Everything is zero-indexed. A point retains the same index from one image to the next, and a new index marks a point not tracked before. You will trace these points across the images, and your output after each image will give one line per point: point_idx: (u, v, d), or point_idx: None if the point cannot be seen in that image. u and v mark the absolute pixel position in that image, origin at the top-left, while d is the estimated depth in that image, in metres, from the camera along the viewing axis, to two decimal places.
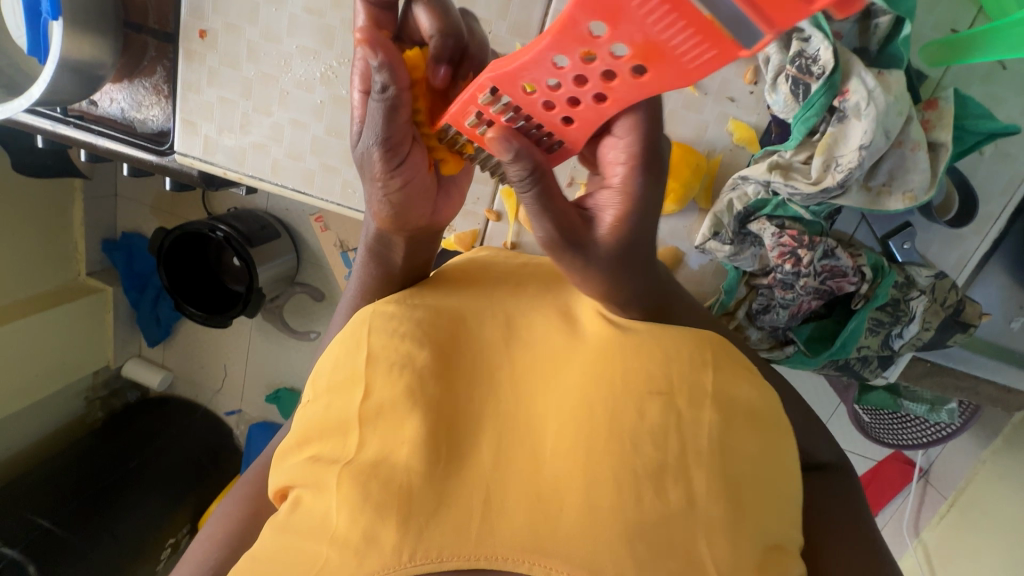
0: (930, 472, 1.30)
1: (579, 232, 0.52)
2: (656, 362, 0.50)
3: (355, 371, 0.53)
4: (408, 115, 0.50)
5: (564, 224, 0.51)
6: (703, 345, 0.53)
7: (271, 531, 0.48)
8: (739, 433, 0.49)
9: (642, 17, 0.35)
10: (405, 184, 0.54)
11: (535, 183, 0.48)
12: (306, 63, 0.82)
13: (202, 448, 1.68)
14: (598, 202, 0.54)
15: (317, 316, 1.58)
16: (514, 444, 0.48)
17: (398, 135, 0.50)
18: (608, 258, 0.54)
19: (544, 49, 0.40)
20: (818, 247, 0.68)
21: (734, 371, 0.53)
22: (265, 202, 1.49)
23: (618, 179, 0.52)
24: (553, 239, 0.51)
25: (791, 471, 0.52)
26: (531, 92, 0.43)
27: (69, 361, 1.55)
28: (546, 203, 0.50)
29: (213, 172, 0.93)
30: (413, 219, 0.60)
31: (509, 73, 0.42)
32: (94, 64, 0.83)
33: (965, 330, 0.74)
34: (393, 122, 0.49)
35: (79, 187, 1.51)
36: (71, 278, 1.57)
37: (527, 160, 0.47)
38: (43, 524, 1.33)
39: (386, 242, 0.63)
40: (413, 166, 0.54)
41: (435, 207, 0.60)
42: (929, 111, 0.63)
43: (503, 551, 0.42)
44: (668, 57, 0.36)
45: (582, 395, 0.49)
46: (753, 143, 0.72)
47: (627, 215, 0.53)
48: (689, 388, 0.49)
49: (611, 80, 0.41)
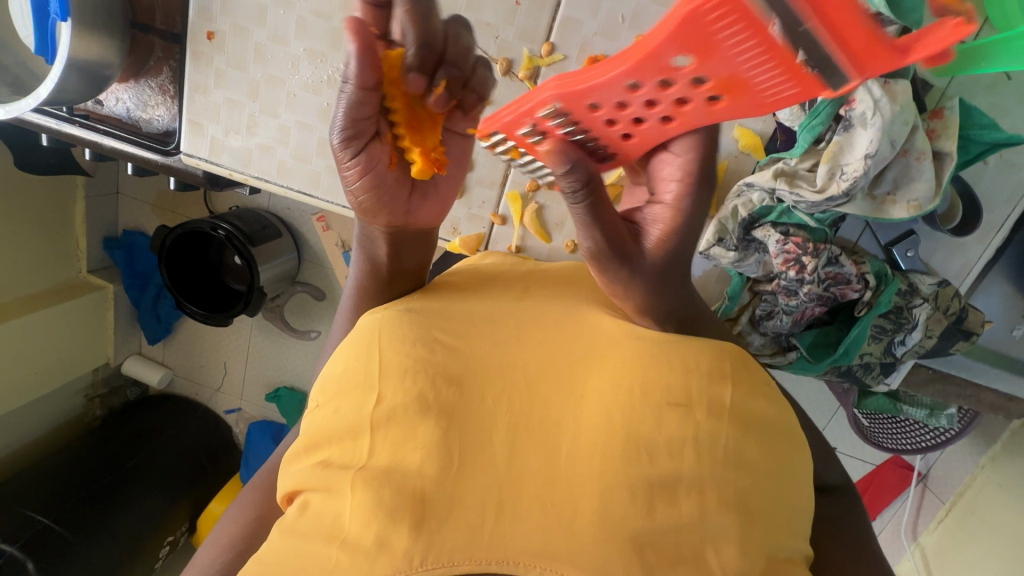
0: (928, 477, 1.30)
1: (627, 246, 0.53)
2: (678, 373, 0.50)
3: (369, 377, 0.53)
4: (370, 109, 0.54)
5: (612, 236, 0.52)
6: (724, 358, 0.53)
7: (277, 535, 0.49)
8: (754, 447, 0.49)
9: (729, 58, 0.35)
10: (369, 173, 0.57)
11: (586, 195, 0.49)
12: (314, 65, 0.82)
13: (201, 446, 1.68)
14: (652, 216, 0.56)
15: (318, 316, 1.58)
16: (531, 444, 0.47)
17: (361, 123, 0.55)
18: (652, 271, 0.56)
19: (619, 75, 0.40)
20: (822, 254, 0.68)
21: (754, 387, 0.53)
22: (268, 201, 1.49)
23: (670, 195, 0.54)
24: (600, 250, 0.52)
25: (803, 490, 0.52)
26: (596, 110, 0.44)
27: (70, 359, 1.55)
28: (596, 216, 0.50)
29: (219, 173, 0.93)
30: (381, 216, 0.62)
31: (576, 92, 0.42)
32: (102, 64, 0.84)
33: (967, 338, 0.75)
34: (355, 115, 0.54)
35: (82, 184, 1.51)
36: (73, 275, 1.57)
37: (582, 173, 0.48)
38: (42, 520, 1.31)
39: (367, 236, 0.65)
40: (374, 156, 0.57)
41: (407, 208, 0.63)
42: (935, 120, 0.64)
43: (517, 555, 0.42)
44: (747, 90, 0.37)
45: (603, 399, 0.49)
46: (759, 150, 0.72)
47: (671, 234, 0.55)
48: (707, 400, 0.49)
49: (682, 105, 0.41)
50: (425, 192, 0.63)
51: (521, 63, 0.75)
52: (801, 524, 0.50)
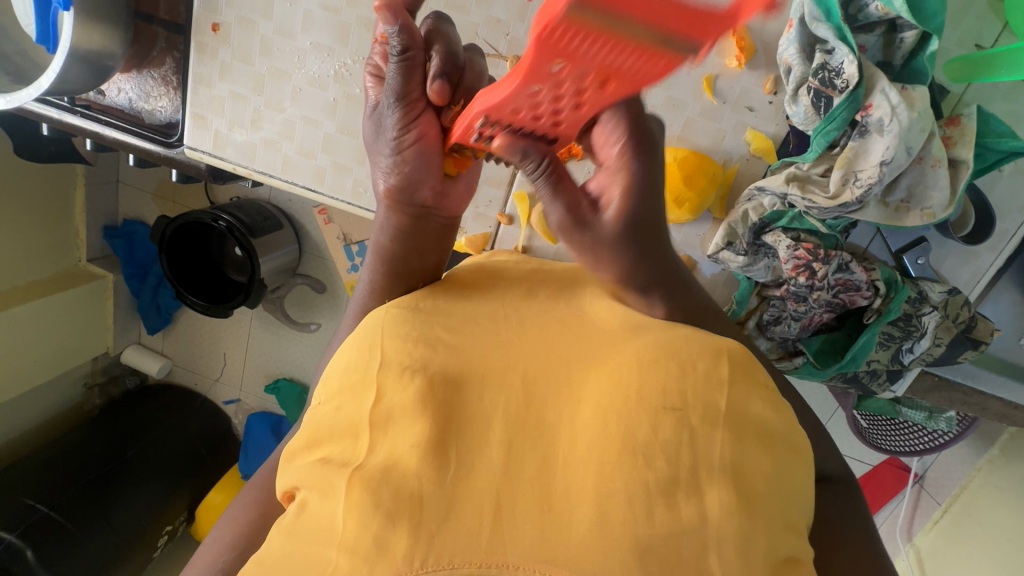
0: (925, 478, 1.31)
1: (586, 211, 0.54)
2: (673, 376, 0.49)
3: (368, 375, 0.53)
4: (424, 78, 0.55)
5: (572, 203, 0.53)
6: (720, 359, 0.52)
7: (277, 536, 0.48)
8: (752, 453, 0.48)
9: (594, 53, 0.34)
10: (417, 144, 0.56)
11: (545, 171, 0.50)
12: (320, 60, 0.81)
13: (199, 437, 1.67)
14: (601, 186, 0.55)
15: (318, 308, 1.57)
16: (531, 447, 0.46)
17: (416, 93, 0.55)
18: (615, 239, 0.55)
19: (517, 88, 0.40)
20: (832, 261, 0.67)
21: (751, 386, 0.53)
22: (269, 193, 1.48)
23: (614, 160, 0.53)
24: (563, 220, 0.54)
25: (801, 489, 0.51)
26: (520, 113, 0.44)
27: (69, 348, 1.55)
28: (556, 186, 0.52)
29: (222, 167, 0.92)
30: (420, 192, 0.61)
31: (493, 107, 0.43)
32: (103, 54, 0.82)
33: (976, 347, 0.74)
34: (411, 82, 0.54)
35: (82, 173, 1.50)
36: (73, 264, 1.56)
37: (537, 152, 0.49)
38: (41, 508, 1.31)
39: (395, 228, 0.64)
40: (426, 127, 0.56)
41: (443, 184, 0.62)
42: (951, 127, 0.63)
43: (517, 561, 0.41)
44: (623, 74, 0.36)
45: (598, 403, 0.49)
46: (771, 153, 0.71)
47: (630, 196, 0.54)
48: (702, 402, 0.49)
49: (581, 95, 0.40)
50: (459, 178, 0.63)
51: None
52: (801, 522, 0.50)
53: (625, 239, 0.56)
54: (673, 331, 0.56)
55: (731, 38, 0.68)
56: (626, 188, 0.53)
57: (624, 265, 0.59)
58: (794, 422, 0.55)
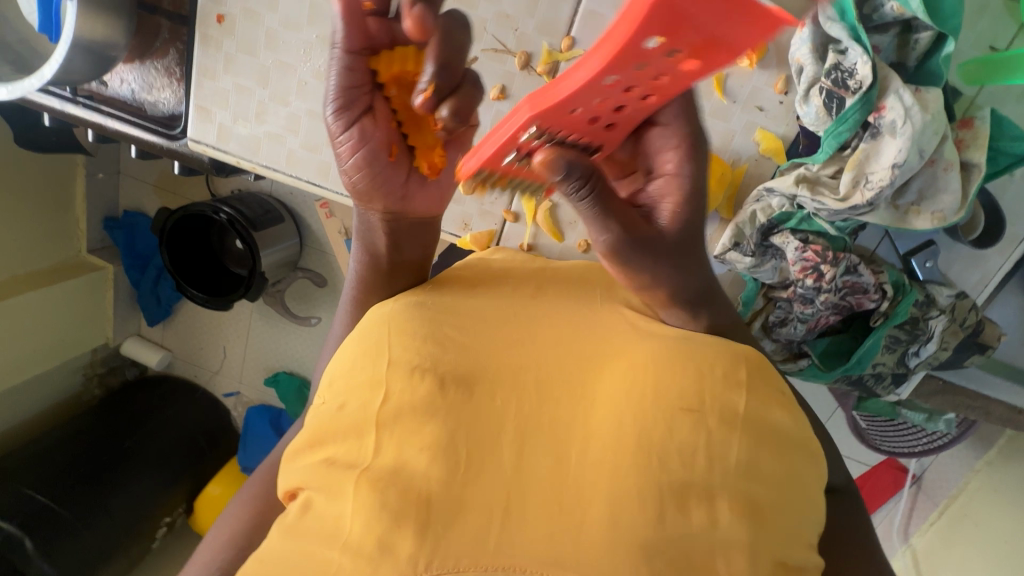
0: (922, 479, 1.28)
1: (639, 228, 0.54)
2: (690, 378, 0.49)
3: (374, 375, 0.52)
4: (354, 81, 0.53)
5: (625, 224, 0.52)
6: (739, 362, 0.51)
7: (278, 534, 0.47)
8: (765, 457, 0.47)
9: (701, 22, 0.34)
10: (361, 146, 0.56)
11: (590, 190, 0.48)
12: (326, 53, 0.80)
13: (200, 428, 1.68)
14: (655, 194, 0.57)
15: (319, 302, 1.56)
16: (543, 444, 0.47)
17: (348, 96, 0.54)
18: (671, 250, 0.57)
19: (593, 80, 0.38)
20: (841, 262, 0.67)
21: (771, 395, 0.52)
22: (271, 185, 1.47)
23: (671, 166, 0.56)
24: (615, 243, 0.52)
25: (812, 502, 0.50)
26: (578, 113, 0.43)
27: (69, 339, 1.54)
28: (605, 204, 0.50)
29: (226, 160, 0.91)
30: (378, 196, 0.60)
31: (555, 106, 0.41)
32: (106, 45, 0.81)
33: (982, 351, 0.74)
34: (342, 88, 0.53)
35: (83, 163, 1.49)
36: (73, 254, 1.55)
37: (579, 175, 0.47)
38: (41, 499, 1.31)
39: (366, 224, 0.65)
40: (369, 132, 0.55)
41: (404, 191, 0.61)
42: (964, 130, 0.62)
43: (525, 562, 0.40)
44: (709, 58, 0.37)
45: (615, 406, 0.48)
46: (780, 154, 0.70)
47: (681, 205, 0.57)
48: (720, 405, 0.48)
49: (658, 80, 0.41)
50: (421, 178, 0.61)
51: (540, 57, 0.73)
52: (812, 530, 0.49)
53: (677, 247, 0.57)
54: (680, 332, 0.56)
55: None
56: (679, 204, 0.56)
57: (676, 281, 0.58)
58: (810, 425, 0.54)
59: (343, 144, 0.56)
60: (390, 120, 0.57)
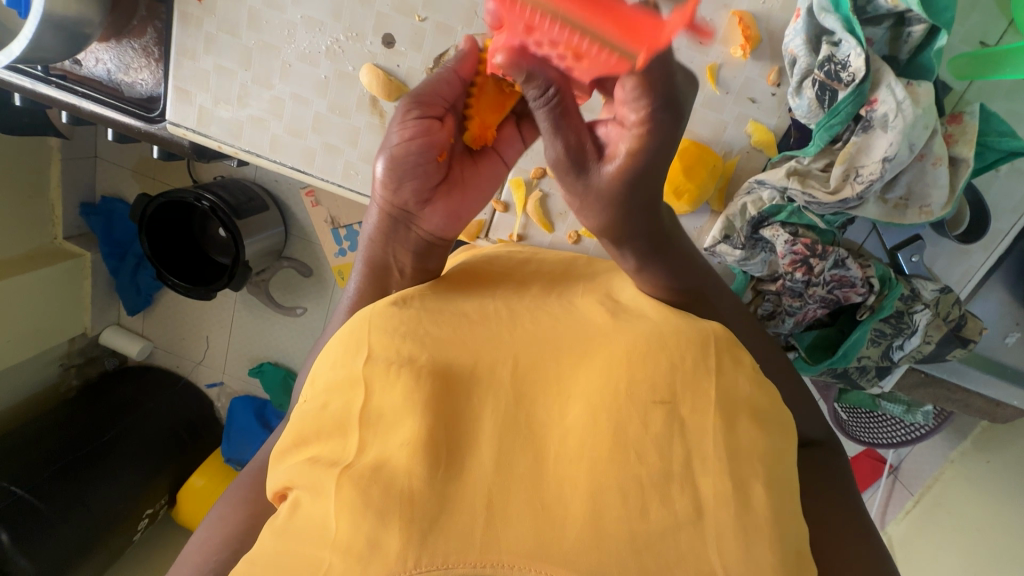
0: (899, 470, 1.33)
1: (588, 158, 0.49)
2: (658, 368, 0.48)
3: (354, 372, 0.51)
4: (451, 91, 0.58)
5: (575, 147, 0.49)
6: (708, 346, 0.50)
7: (268, 537, 0.46)
8: (745, 438, 0.47)
9: (559, 23, 0.43)
10: (415, 140, 0.57)
11: (550, 103, 0.47)
12: (311, 34, 0.78)
13: (181, 421, 1.65)
14: (609, 137, 0.49)
15: (304, 292, 1.54)
16: (518, 447, 0.46)
17: (436, 99, 0.58)
18: (610, 194, 0.50)
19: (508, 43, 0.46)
20: (829, 257, 0.67)
21: (741, 365, 0.51)
22: (254, 172, 1.44)
23: (634, 118, 0.46)
24: (560, 158, 0.49)
25: (787, 479, 0.48)
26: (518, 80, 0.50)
27: (45, 328, 1.50)
28: (557, 123, 0.48)
29: (207, 145, 0.89)
30: (405, 195, 0.60)
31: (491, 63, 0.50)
32: (80, 21, 0.78)
33: (964, 346, 0.75)
34: (436, 89, 0.58)
35: (58, 147, 1.44)
36: (48, 241, 1.50)
37: (544, 79, 0.46)
38: (16, 491, 1.27)
39: (389, 230, 0.63)
40: (432, 132, 0.57)
41: (430, 199, 0.61)
42: (953, 125, 0.63)
43: (512, 558, 0.40)
44: (591, 52, 0.44)
45: (585, 399, 0.48)
46: (771, 147, 0.70)
47: (641, 153, 0.47)
48: (692, 395, 0.48)
49: (568, 60, 0.46)
50: (450, 188, 0.61)
51: None
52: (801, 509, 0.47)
53: (619, 200, 0.51)
54: (661, 317, 0.55)
55: (737, 26, 0.66)
56: (634, 148, 0.47)
57: (608, 220, 0.53)
58: (783, 404, 0.53)
59: (398, 132, 0.57)
60: (451, 132, 0.59)
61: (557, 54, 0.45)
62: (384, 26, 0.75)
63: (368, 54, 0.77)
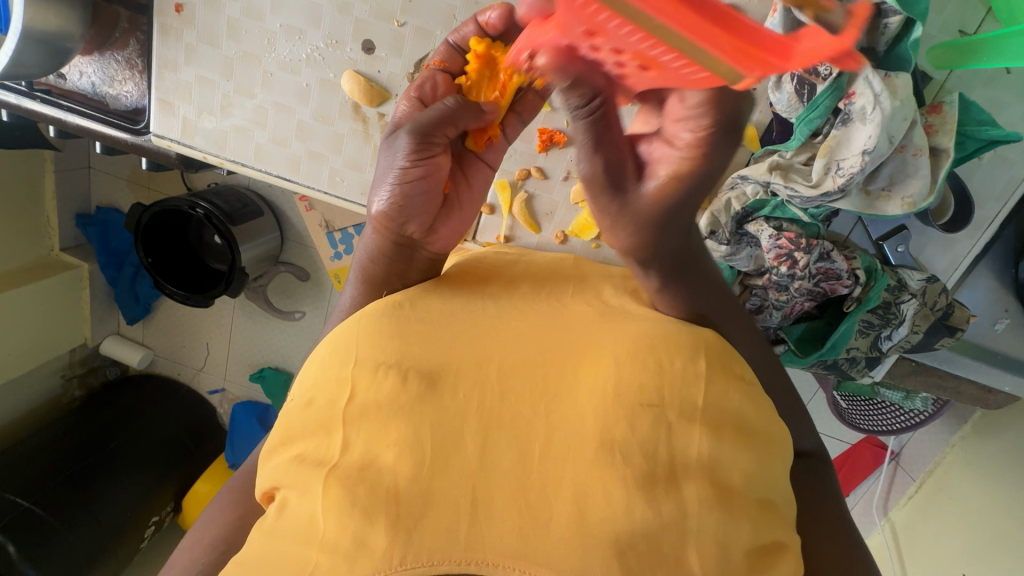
0: (901, 455, 1.34)
1: (627, 177, 0.47)
2: (647, 369, 0.48)
3: (341, 373, 0.52)
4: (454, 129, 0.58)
5: (614, 160, 0.46)
6: (696, 350, 0.51)
7: (258, 537, 0.47)
8: (726, 434, 0.47)
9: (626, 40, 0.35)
10: (422, 180, 0.57)
11: (594, 114, 0.44)
12: (291, 43, 0.78)
13: (185, 428, 1.65)
14: (653, 155, 0.46)
15: (302, 296, 1.54)
16: (502, 447, 0.46)
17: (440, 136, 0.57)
18: (647, 216, 0.48)
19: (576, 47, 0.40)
20: (814, 250, 0.67)
21: (727, 366, 0.52)
22: (247, 179, 1.44)
23: (683, 138, 0.44)
24: (595, 177, 0.47)
25: (773, 471, 0.50)
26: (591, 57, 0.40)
27: (46, 339, 1.50)
28: (596, 141, 0.45)
29: (192, 156, 0.89)
30: (411, 224, 0.59)
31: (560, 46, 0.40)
32: (61, 36, 0.78)
33: (951, 334, 0.75)
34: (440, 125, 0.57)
35: (50, 159, 1.44)
36: (45, 254, 1.50)
37: (590, 87, 0.43)
38: (22, 504, 1.28)
39: (384, 253, 0.61)
40: (435, 168, 0.58)
41: (435, 224, 0.61)
42: (932, 115, 0.63)
43: (494, 557, 0.41)
44: (664, 66, 0.37)
45: (573, 402, 0.48)
46: (755, 141, 0.71)
47: (682, 182, 0.45)
48: (676, 392, 0.48)
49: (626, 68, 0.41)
50: (450, 213, 0.62)
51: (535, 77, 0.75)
52: (783, 500, 0.49)
53: (655, 222, 0.48)
54: (648, 316, 0.55)
55: None
56: (678, 173, 0.44)
57: (639, 240, 0.50)
58: (775, 409, 0.55)
59: (406, 170, 0.56)
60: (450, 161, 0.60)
61: (617, 59, 0.39)
62: (363, 32, 0.75)
63: (348, 61, 0.77)
